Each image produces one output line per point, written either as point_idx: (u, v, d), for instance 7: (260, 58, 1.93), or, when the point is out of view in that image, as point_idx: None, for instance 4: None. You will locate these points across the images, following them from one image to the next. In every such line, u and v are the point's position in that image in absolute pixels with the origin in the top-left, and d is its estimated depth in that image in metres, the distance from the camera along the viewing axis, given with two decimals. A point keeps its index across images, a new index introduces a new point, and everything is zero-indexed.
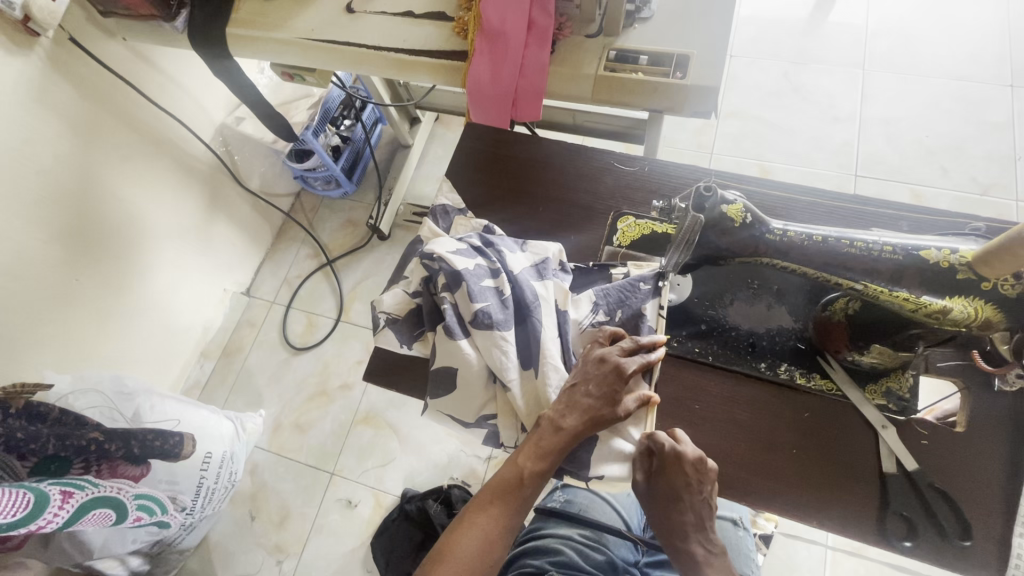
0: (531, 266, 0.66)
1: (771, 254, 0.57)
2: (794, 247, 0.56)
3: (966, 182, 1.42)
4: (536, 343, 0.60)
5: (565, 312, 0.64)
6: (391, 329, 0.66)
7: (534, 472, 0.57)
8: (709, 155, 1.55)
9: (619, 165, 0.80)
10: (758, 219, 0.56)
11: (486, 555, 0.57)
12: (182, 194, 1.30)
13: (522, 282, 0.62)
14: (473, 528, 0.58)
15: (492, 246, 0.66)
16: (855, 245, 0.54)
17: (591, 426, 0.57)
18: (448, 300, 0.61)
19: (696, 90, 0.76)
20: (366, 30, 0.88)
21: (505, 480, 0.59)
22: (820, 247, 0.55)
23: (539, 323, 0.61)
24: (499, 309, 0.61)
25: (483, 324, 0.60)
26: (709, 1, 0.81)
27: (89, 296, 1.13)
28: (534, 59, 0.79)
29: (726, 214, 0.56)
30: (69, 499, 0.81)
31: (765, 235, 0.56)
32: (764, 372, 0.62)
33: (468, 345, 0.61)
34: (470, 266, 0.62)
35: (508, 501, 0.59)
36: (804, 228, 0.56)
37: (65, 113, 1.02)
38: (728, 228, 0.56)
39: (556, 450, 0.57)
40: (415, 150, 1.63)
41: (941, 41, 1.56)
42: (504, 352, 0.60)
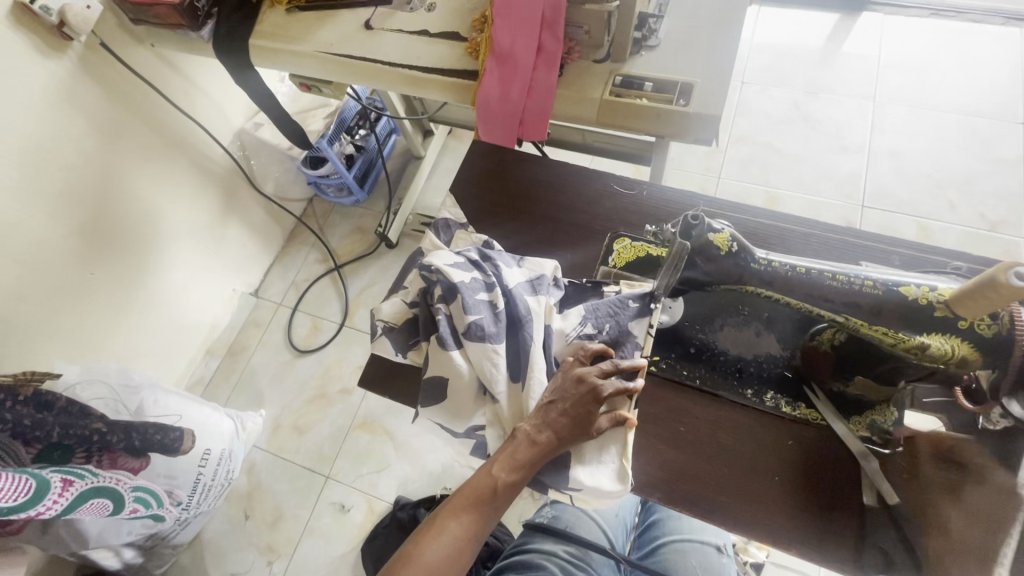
0: (526, 281, 0.68)
1: (756, 283, 0.59)
2: (778, 276, 0.58)
3: (973, 217, 1.42)
4: (526, 357, 0.62)
5: (548, 324, 0.65)
6: (388, 337, 0.68)
7: (506, 483, 0.59)
8: (716, 179, 1.56)
9: (619, 187, 0.82)
10: (744, 248, 0.58)
11: (453, 561, 0.58)
12: (198, 195, 1.34)
13: (516, 296, 0.64)
14: (442, 533, 0.59)
15: (489, 260, 0.68)
16: (837, 277, 0.56)
17: (564, 443, 0.59)
18: (443, 311, 0.63)
19: (697, 118, 0.77)
20: (382, 46, 0.91)
21: (478, 489, 0.60)
22: (801, 278, 0.57)
23: (530, 337, 0.63)
24: (491, 322, 0.63)
25: (475, 337, 0.61)
26: (715, 32, 0.83)
27: (102, 291, 1.17)
28: (541, 82, 0.81)
29: (713, 242, 0.58)
30: (68, 488, 0.84)
31: (751, 263, 0.58)
32: (751, 398, 0.63)
33: (460, 356, 0.62)
34: (466, 279, 0.64)
35: (479, 510, 0.60)
36: (787, 259, 0.58)
37: (91, 114, 1.06)
38: (714, 255, 0.58)
39: (530, 463, 0.59)
40: (426, 162, 1.67)
41: (952, 76, 1.57)
42: (495, 365, 0.61)
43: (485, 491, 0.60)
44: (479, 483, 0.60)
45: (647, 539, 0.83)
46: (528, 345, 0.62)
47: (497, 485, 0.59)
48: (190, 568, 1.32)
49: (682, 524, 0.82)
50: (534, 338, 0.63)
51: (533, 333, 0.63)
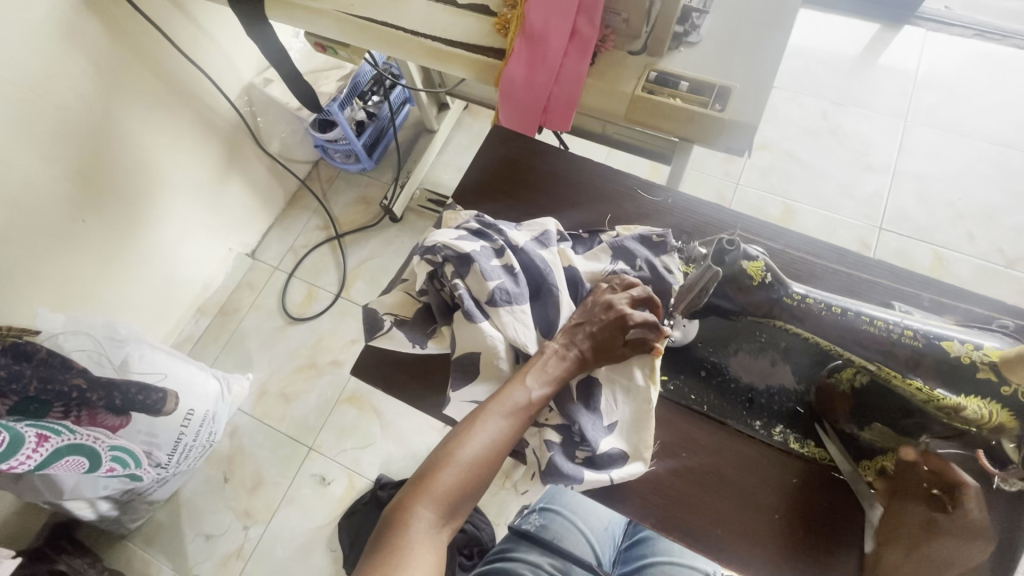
0: (532, 239, 0.63)
1: (786, 318, 0.57)
2: (811, 314, 0.55)
3: (991, 252, 1.39)
4: (554, 308, 0.59)
5: (570, 267, 0.63)
6: (401, 329, 0.61)
7: (539, 396, 0.54)
8: (734, 185, 1.52)
9: (641, 190, 0.77)
10: (778, 280, 0.55)
11: (486, 467, 0.52)
12: (201, 150, 1.29)
13: (526, 250, 0.60)
14: (476, 437, 0.52)
15: (492, 227, 0.62)
16: (874, 324, 0.53)
17: (591, 363, 0.57)
18: (461, 284, 0.56)
19: (732, 125, 0.73)
20: (405, 11, 0.86)
21: (512, 398, 0.54)
22: (835, 319, 0.55)
23: (556, 285, 0.60)
24: (513, 284, 0.58)
25: (502, 302, 0.56)
26: (761, 34, 0.78)
27: (94, 239, 1.13)
28: (571, 69, 0.77)
29: (746, 270, 0.55)
30: (43, 444, 0.81)
31: (783, 297, 0.56)
32: (758, 430, 0.61)
33: (490, 328, 0.55)
34: (476, 247, 0.58)
35: (515, 420, 0.53)
36: (823, 296, 0.56)
37: (92, 53, 1.00)
38: (745, 285, 0.56)
39: (562, 378, 0.55)
40: (439, 136, 1.61)
41: (989, 102, 1.52)
42: (524, 328, 0.57)
43: (519, 403, 0.54)
44: (511, 392, 0.54)
45: (633, 556, 0.81)
46: (555, 296, 0.59)
47: (530, 399, 0.54)
48: (165, 526, 1.32)
49: (674, 546, 0.80)
50: (559, 285, 0.60)
51: (558, 283, 0.60)
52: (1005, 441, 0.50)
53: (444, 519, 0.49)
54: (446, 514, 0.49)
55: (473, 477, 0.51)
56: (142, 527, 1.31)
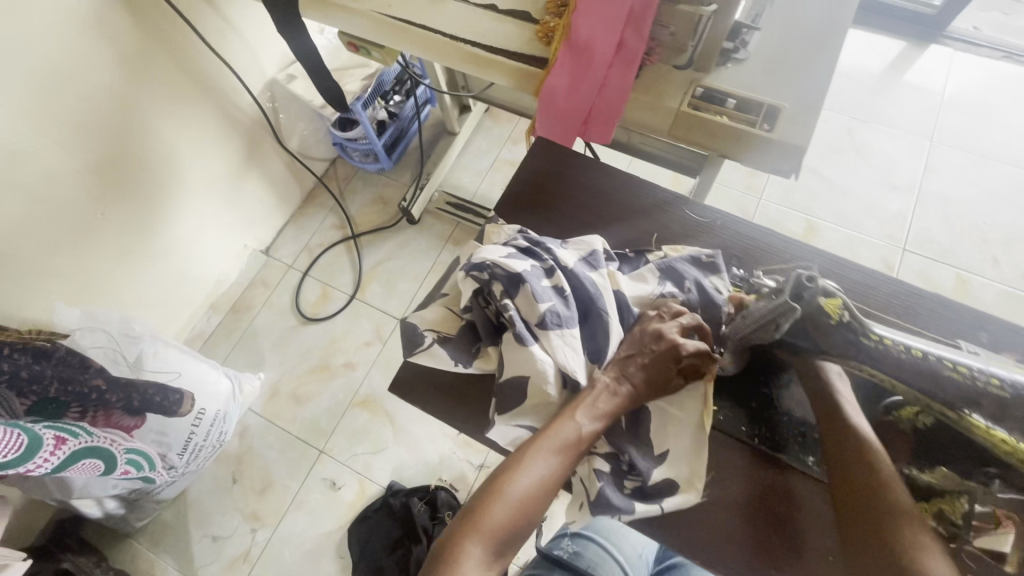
0: (580, 259, 0.62)
1: (861, 360, 0.52)
2: (889, 357, 0.51)
3: (1015, 277, 1.37)
4: (602, 334, 0.57)
5: (620, 292, 0.60)
6: (445, 347, 0.59)
7: (590, 431, 0.53)
8: (757, 199, 1.51)
9: (691, 213, 0.74)
10: (858, 321, 0.51)
11: (537, 504, 0.51)
12: (221, 145, 1.26)
13: (576, 272, 0.59)
14: (527, 472, 0.51)
15: (540, 245, 0.61)
16: (958, 369, 0.49)
17: (643, 398, 0.56)
18: (511, 305, 0.55)
19: (781, 146, 0.71)
20: (445, 15, 0.84)
21: (563, 433, 0.53)
22: (917, 365, 0.50)
23: (605, 310, 0.58)
24: (564, 306, 0.56)
25: (552, 326, 0.54)
26: (811, 52, 0.76)
27: (112, 233, 1.11)
28: (616, 81, 0.75)
29: (823, 307, 0.51)
30: (60, 446, 0.79)
31: (862, 338, 0.51)
32: (811, 467, 0.58)
33: (540, 352, 0.54)
34: (527, 266, 0.57)
35: (565, 457, 0.52)
36: (902, 338, 0.52)
37: (118, 45, 0.98)
38: (823, 324, 0.51)
39: (612, 413, 0.54)
40: (460, 138, 1.59)
41: (1016, 124, 1.51)
42: (573, 353, 0.55)
43: (570, 438, 0.53)
44: (560, 426, 0.53)
45: None
46: (605, 321, 0.57)
47: (581, 434, 0.53)
48: (171, 525, 1.30)
49: None
50: (609, 310, 0.58)
51: (608, 307, 0.58)
52: None
53: (495, 557, 0.48)
54: (496, 553, 0.48)
55: (524, 515, 0.50)
56: (148, 527, 1.30)
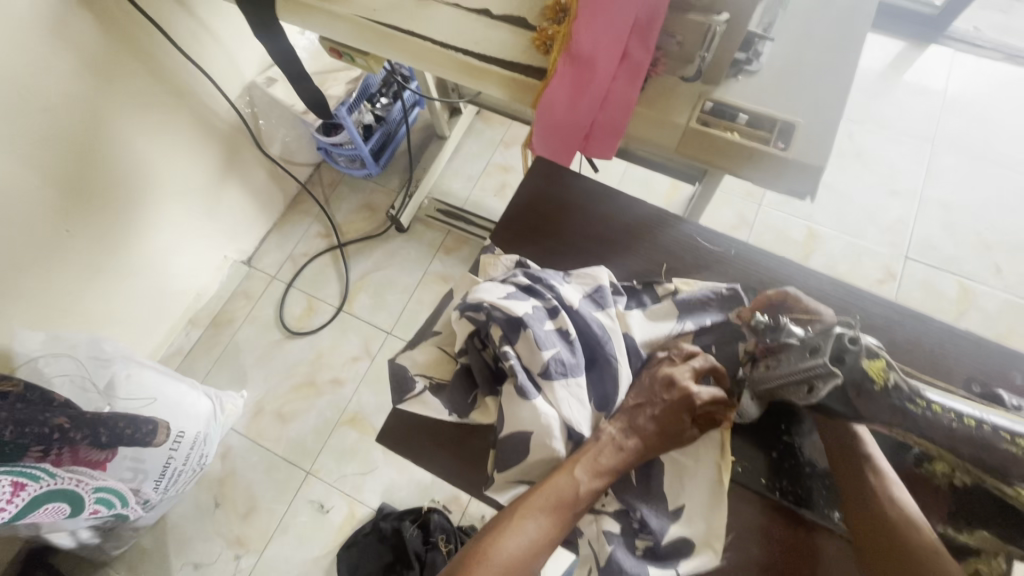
0: (585, 296, 0.56)
1: (906, 427, 0.47)
2: (939, 425, 0.45)
3: (1018, 285, 1.35)
4: (612, 381, 0.53)
5: (629, 333, 0.56)
6: (437, 395, 0.54)
7: (590, 489, 0.48)
8: (756, 205, 1.47)
9: (705, 242, 0.69)
10: (904, 385, 0.46)
11: (524, 573, 0.45)
12: (197, 153, 1.19)
13: (583, 312, 0.54)
14: (518, 533, 0.46)
15: (542, 281, 0.55)
16: (1019, 443, 0.43)
17: (650, 451, 0.51)
18: (511, 352, 0.50)
19: (797, 167, 0.67)
20: (435, 21, 0.78)
21: (559, 490, 0.48)
22: (970, 435, 0.45)
23: (614, 355, 0.53)
24: (569, 352, 0.51)
25: (556, 375, 0.50)
26: (827, 64, 0.72)
27: (79, 249, 1.04)
28: (619, 95, 0.70)
29: (866, 372, 0.46)
30: (19, 492, 0.74)
31: (908, 404, 0.46)
32: (837, 523, 0.55)
33: (543, 405, 0.49)
34: (528, 308, 0.51)
35: (560, 516, 0.47)
36: (954, 404, 0.46)
37: (81, 48, 0.90)
38: (867, 390, 0.46)
39: (616, 468, 0.49)
40: (450, 142, 1.53)
41: (1019, 128, 1.49)
42: (578, 404, 0.50)
43: (566, 495, 0.48)
44: (557, 481, 0.49)
45: None
46: (614, 367, 0.53)
47: (579, 490, 0.48)
48: (150, 552, 1.24)
49: None
50: (618, 354, 0.53)
51: (616, 352, 0.53)
52: None
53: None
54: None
55: None
56: (125, 555, 1.23)
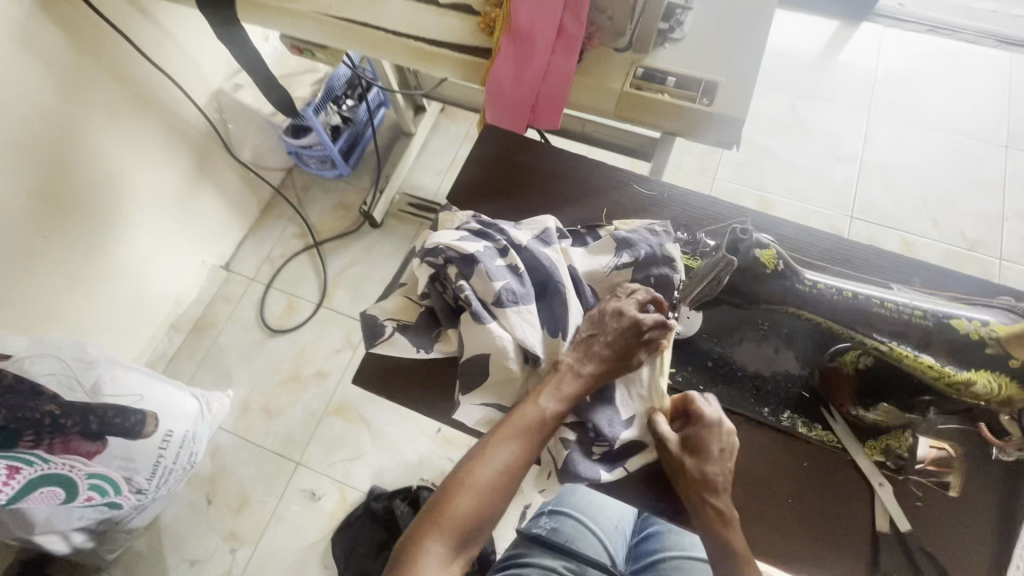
0: (533, 238, 0.63)
1: (798, 305, 0.56)
2: (824, 299, 0.55)
3: (954, 236, 1.46)
4: (560, 308, 0.59)
5: (573, 266, 0.63)
6: (404, 334, 0.60)
7: (553, 414, 0.56)
8: (711, 179, 1.56)
9: (638, 185, 0.77)
10: (791, 269, 0.55)
11: (502, 488, 0.55)
12: (169, 159, 1.23)
13: (530, 249, 0.61)
14: (493, 458, 0.55)
15: (493, 227, 0.63)
16: (886, 305, 0.54)
17: (606, 376, 0.58)
18: (466, 286, 0.56)
19: (720, 119, 0.74)
20: (386, 12, 0.84)
21: (526, 418, 0.56)
22: (848, 304, 0.54)
23: (561, 284, 0.59)
24: (518, 283, 0.58)
25: (508, 303, 0.56)
26: (743, 29, 0.79)
27: (58, 256, 1.07)
28: (559, 67, 0.76)
29: (759, 259, 0.55)
30: (14, 475, 0.80)
31: (797, 286, 0.56)
32: (766, 417, 0.60)
33: (499, 329, 0.56)
34: (480, 247, 0.58)
35: (529, 440, 0.55)
36: (835, 283, 0.56)
37: (49, 59, 0.95)
38: (760, 274, 0.55)
39: (576, 393, 0.56)
40: (417, 139, 1.59)
41: (945, 93, 1.60)
42: (530, 327, 0.57)
43: (532, 422, 0.55)
44: (524, 411, 0.56)
45: (642, 553, 0.80)
46: (561, 295, 0.59)
47: (544, 417, 0.56)
48: (145, 554, 1.25)
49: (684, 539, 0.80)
50: (565, 284, 0.60)
51: (563, 280, 0.60)
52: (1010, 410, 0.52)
53: (462, 538, 0.53)
54: (460, 537, 0.53)
55: (489, 499, 0.54)
56: (120, 558, 1.25)
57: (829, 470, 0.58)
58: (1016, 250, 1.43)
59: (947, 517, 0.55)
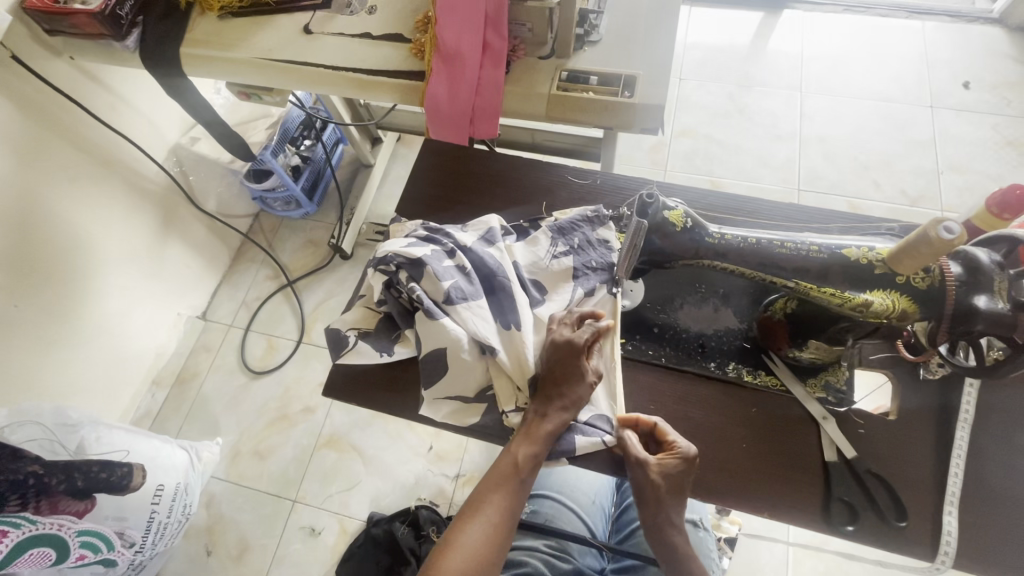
0: (478, 238, 0.67)
1: (711, 257, 0.61)
2: (731, 249, 0.59)
3: (896, 195, 1.54)
4: (508, 300, 0.62)
5: (515, 261, 0.67)
6: (366, 342, 0.64)
7: (526, 458, 0.58)
8: (662, 171, 1.63)
9: (573, 177, 0.82)
10: (697, 223, 0.60)
11: (490, 542, 0.58)
12: (133, 217, 1.26)
13: (475, 249, 0.65)
14: (477, 517, 0.59)
15: (440, 232, 0.67)
16: (785, 246, 0.58)
17: (569, 408, 0.59)
18: (417, 287, 0.60)
19: (643, 109, 0.80)
20: (324, 49, 0.89)
21: (503, 466, 0.60)
22: (754, 248, 0.59)
23: (507, 279, 0.63)
24: (467, 282, 0.62)
25: (457, 300, 0.60)
26: (653, 26, 0.86)
27: (30, 323, 1.08)
28: (489, 80, 0.82)
29: (668, 220, 0.60)
30: (2, 539, 0.79)
31: (706, 238, 0.60)
32: (714, 370, 0.66)
33: (451, 324, 0.60)
34: (427, 251, 0.62)
35: (508, 488, 0.60)
36: (739, 231, 0.60)
37: (3, 133, 0.97)
38: (669, 232, 0.60)
39: (547, 434, 0.58)
40: (377, 169, 1.64)
41: (868, 65, 1.70)
42: (482, 321, 0.60)
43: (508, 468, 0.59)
44: (501, 460, 0.60)
45: (624, 522, 0.85)
46: (508, 288, 0.63)
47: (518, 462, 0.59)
48: None
49: None
50: (510, 279, 0.63)
51: (509, 277, 0.64)
52: (909, 323, 0.56)
53: None
54: None
55: (478, 555, 0.57)
56: None
57: (774, 406, 0.64)
58: (955, 200, 1.51)
59: (890, 438, 0.62)
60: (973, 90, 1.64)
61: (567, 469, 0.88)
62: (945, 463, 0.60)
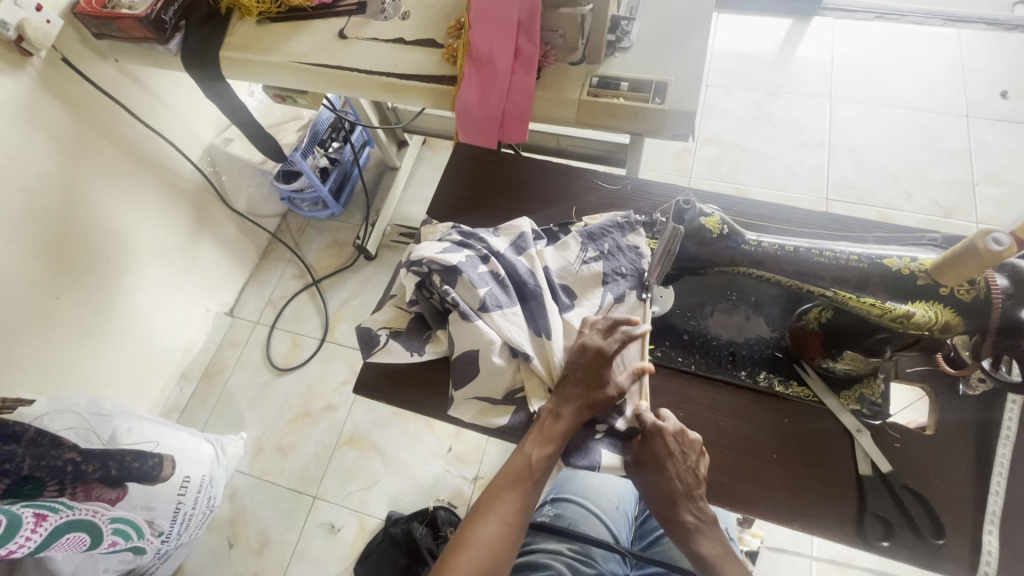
0: (510, 244, 0.68)
1: (747, 265, 0.60)
2: (769, 257, 0.59)
3: (929, 206, 1.50)
4: (540, 310, 0.63)
5: (545, 266, 0.67)
6: (397, 341, 0.65)
7: (540, 460, 0.59)
8: (687, 178, 1.62)
9: (602, 181, 0.82)
10: (734, 231, 0.60)
11: (501, 541, 0.59)
12: (168, 215, 1.29)
13: (508, 257, 0.65)
14: (490, 515, 0.60)
15: (473, 236, 0.67)
16: (823, 254, 0.57)
17: (585, 412, 0.60)
18: (452, 292, 0.61)
19: (674, 115, 0.80)
20: (358, 54, 0.91)
21: (516, 467, 0.61)
22: (791, 257, 0.58)
23: (540, 288, 0.64)
24: (501, 291, 0.63)
25: (493, 308, 0.61)
26: (685, 33, 0.86)
27: (69, 317, 1.12)
28: (520, 84, 0.82)
29: (704, 226, 0.60)
30: (42, 522, 0.80)
31: (742, 246, 0.60)
32: (744, 379, 0.65)
33: (485, 327, 0.61)
34: (462, 258, 0.63)
35: (522, 487, 0.61)
36: (776, 239, 0.59)
37: (52, 132, 1.02)
38: (706, 239, 0.60)
39: (560, 436, 0.59)
40: (402, 172, 1.66)
41: (901, 74, 1.67)
42: (517, 327, 0.61)
43: (522, 468, 0.60)
44: (516, 459, 0.61)
45: (647, 529, 0.85)
46: (542, 297, 0.63)
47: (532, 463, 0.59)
48: None
49: None
50: (543, 288, 0.64)
51: (540, 285, 0.64)
52: (950, 335, 0.55)
53: None
54: None
55: (490, 553, 0.58)
56: None
57: (810, 418, 0.63)
58: (991, 212, 1.47)
59: (927, 453, 0.60)
60: (1011, 100, 1.59)
61: (591, 475, 0.88)
62: (986, 479, 0.59)
